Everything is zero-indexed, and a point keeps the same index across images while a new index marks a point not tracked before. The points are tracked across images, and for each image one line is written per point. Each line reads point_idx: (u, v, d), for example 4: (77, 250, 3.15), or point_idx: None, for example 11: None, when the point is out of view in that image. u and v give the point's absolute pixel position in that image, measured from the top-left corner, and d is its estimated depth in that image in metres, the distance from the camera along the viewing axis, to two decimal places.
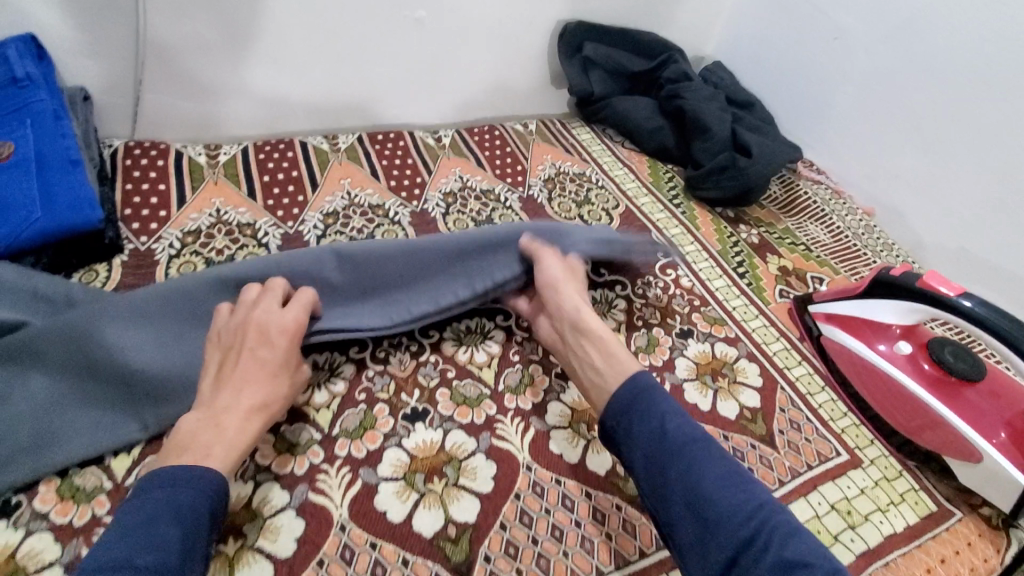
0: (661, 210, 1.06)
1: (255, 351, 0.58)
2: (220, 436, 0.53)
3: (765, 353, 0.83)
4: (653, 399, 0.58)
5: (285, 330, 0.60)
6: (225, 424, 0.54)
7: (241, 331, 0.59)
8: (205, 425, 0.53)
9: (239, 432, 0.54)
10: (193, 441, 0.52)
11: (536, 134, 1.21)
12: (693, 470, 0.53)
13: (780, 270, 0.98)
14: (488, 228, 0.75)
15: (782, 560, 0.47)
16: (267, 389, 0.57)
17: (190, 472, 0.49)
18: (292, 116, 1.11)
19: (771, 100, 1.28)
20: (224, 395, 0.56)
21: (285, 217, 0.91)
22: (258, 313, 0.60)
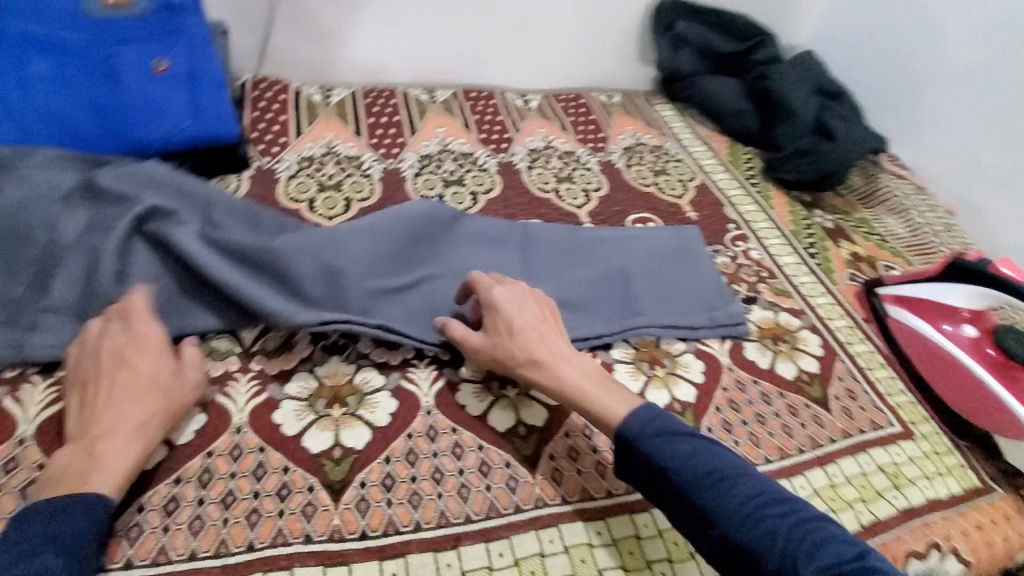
0: (737, 187, 1.09)
1: (114, 376, 0.55)
2: (96, 462, 0.51)
3: (828, 328, 0.85)
4: (651, 430, 0.56)
5: (145, 350, 0.57)
6: (98, 451, 0.51)
7: (101, 360, 0.56)
8: (76, 458, 0.51)
9: (117, 456, 0.51)
10: (67, 476, 0.50)
11: (619, 105, 1.25)
12: (710, 505, 0.52)
13: (852, 255, 0.99)
14: (567, 287, 0.78)
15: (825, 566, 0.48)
16: (135, 407, 0.54)
17: (72, 500, 0.48)
18: (395, 67, 1.19)
19: (860, 92, 1.27)
20: (91, 422, 0.53)
21: (388, 155, 1.00)
22: (110, 339, 0.57)
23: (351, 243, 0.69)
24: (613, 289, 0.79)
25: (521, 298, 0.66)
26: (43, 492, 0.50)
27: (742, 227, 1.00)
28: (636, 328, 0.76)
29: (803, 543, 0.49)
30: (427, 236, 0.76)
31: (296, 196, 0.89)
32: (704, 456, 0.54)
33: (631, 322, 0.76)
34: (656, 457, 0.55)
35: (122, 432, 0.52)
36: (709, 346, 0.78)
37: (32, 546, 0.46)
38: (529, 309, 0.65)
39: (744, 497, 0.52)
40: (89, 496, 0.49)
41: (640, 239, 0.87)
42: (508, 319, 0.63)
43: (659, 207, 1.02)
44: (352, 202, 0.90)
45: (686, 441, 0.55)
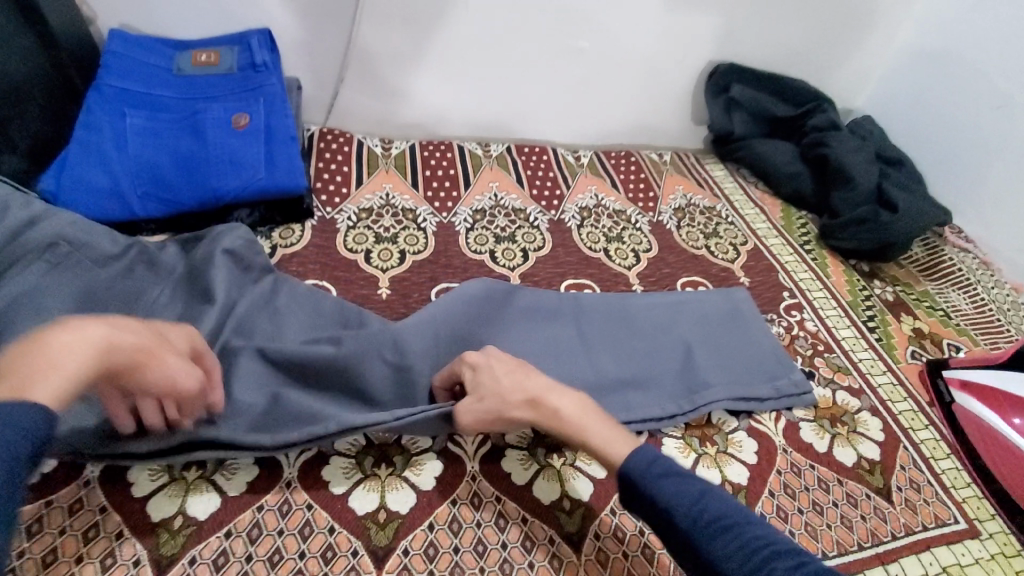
0: (790, 253, 1.07)
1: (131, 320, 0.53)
2: (46, 360, 0.43)
3: (890, 410, 0.81)
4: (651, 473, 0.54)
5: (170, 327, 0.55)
6: (54, 349, 0.44)
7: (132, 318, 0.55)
8: (30, 349, 0.44)
9: (71, 358, 0.44)
10: (13, 366, 0.42)
11: (670, 164, 1.26)
12: (714, 554, 0.49)
13: (914, 331, 0.94)
14: (626, 364, 0.77)
15: None
16: (125, 334, 0.49)
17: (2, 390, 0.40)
18: (452, 121, 1.24)
19: (920, 159, 1.23)
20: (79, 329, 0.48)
21: (441, 209, 1.03)
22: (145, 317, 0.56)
23: (416, 331, 0.70)
24: (668, 364, 0.78)
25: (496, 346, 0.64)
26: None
27: (797, 296, 0.98)
28: (706, 412, 0.74)
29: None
30: (485, 317, 0.77)
31: (354, 246, 0.92)
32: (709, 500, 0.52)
33: (700, 403, 0.74)
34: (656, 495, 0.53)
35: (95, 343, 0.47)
36: (762, 423, 0.76)
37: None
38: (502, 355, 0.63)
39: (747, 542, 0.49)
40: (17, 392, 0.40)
41: (692, 304, 0.87)
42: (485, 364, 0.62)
43: (709, 271, 1.01)
44: (405, 254, 0.93)
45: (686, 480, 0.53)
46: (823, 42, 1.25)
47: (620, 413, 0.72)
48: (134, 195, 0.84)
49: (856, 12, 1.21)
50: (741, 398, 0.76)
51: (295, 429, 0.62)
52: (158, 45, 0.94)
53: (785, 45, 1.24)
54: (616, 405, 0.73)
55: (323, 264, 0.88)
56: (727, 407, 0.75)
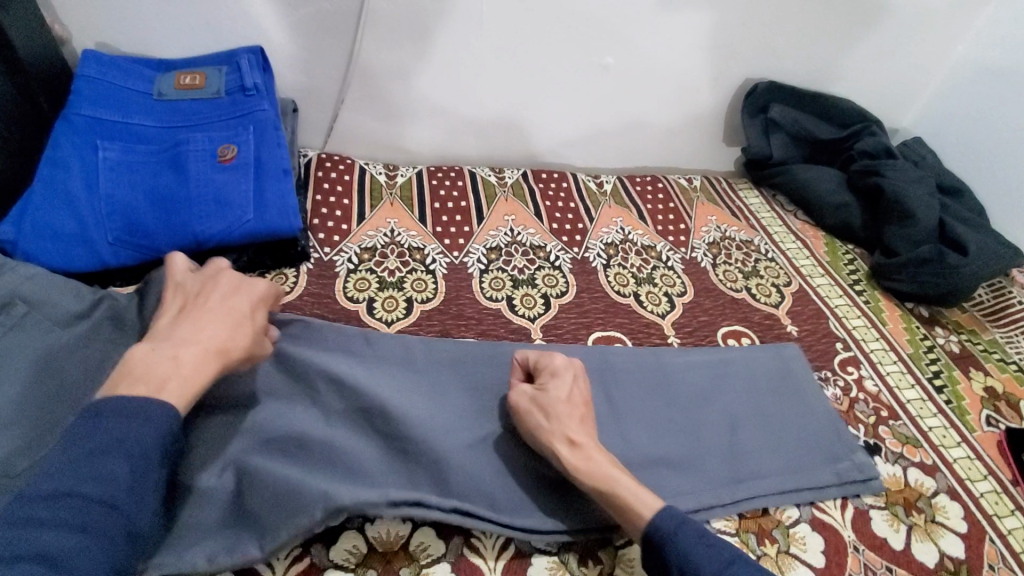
0: (839, 295, 0.96)
1: (215, 302, 0.57)
2: (177, 370, 0.50)
3: (970, 493, 0.70)
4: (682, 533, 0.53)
5: (257, 293, 0.60)
6: (183, 359, 0.51)
7: (214, 285, 0.59)
8: (161, 357, 0.51)
9: (194, 371, 0.51)
10: (147, 372, 0.49)
11: (700, 190, 1.15)
12: None
13: (986, 390, 0.84)
14: (665, 441, 0.67)
15: None
16: (226, 333, 0.55)
17: (144, 399, 0.47)
18: (464, 143, 1.14)
19: (977, 188, 1.13)
20: (183, 328, 0.54)
21: (452, 246, 0.93)
22: (226, 274, 0.61)
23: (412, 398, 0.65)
24: (715, 442, 0.68)
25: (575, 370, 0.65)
26: (115, 389, 0.48)
27: (851, 347, 0.87)
28: (754, 503, 0.64)
29: None
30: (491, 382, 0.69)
31: (354, 294, 0.82)
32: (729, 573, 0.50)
33: (749, 493, 0.64)
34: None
35: (206, 350, 0.53)
36: (827, 514, 0.65)
37: (96, 445, 0.44)
38: (578, 387, 0.63)
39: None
40: (157, 402, 0.48)
41: (736, 363, 0.76)
42: (546, 390, 0.62)
43: (751, 318, 0.90)
44: (412, 303, 0.83)
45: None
46: (870, 57, 1.14)
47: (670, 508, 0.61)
48: (105, 241, 0.75)
49: (908, 26, 1.11)
50: (795, 485, 0.66)
51: (279, 532, 0.53)
52: (136, 66, 0.84)
53: (829, 60, 1.13)
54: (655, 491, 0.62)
55: (319, 316, 0.78)
56: (772, 502, 0.64)
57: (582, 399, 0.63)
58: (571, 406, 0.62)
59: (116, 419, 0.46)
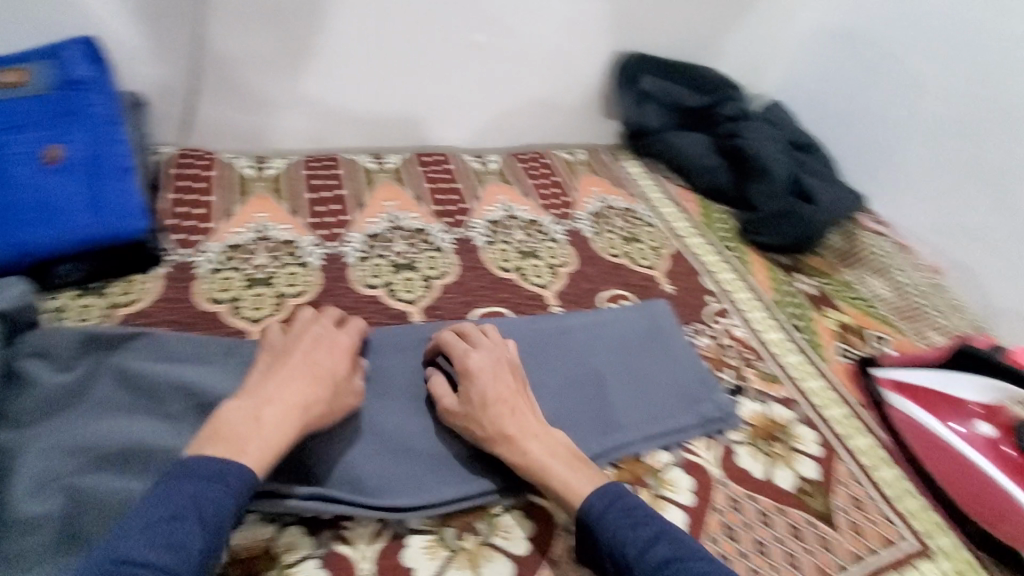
0: (712, 252, 1.02)
1: (307, 358, 0.60)
2: (259, 431, 0.53)
3: (824, 419, 0.77)
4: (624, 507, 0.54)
5: (340, 350, 0.63)
6: (265, 419, 0.54)
7: (297, 340, 0.62)
8: (246, 417, 0.53)
9: (276, 430, 0.53)
10: (233, 434, 0.52)
11: (584, 164, 1.18)
12: None
13: (839, 326, 0.91)
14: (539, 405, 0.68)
15: None
16: (310, 389, 0.57)
17: (224, 461, 0.50)
18: (341, 131, 1.09)
19: (831, 143, 1.21)
20: (273, 384, 0.57)
21: (328, 236, 0.90)
22: (309, 330, 0.63)
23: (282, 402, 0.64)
24: (587, 399, 0.70)
25: (496, 362, 0.63)
26: (203, 446, 0.51)
27: (722, 300, 0.92)
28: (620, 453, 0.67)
29: None
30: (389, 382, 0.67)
31: (217, 294, 0.79)
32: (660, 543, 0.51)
33: (616, 444, 0.67)
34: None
35: (289, 406, 0.55)
36: (697, 454, 0.69)
37: (176, 508, 0.47)
38: (501, 381, 0.62)
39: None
40: (243, 461, 0.50)
41: (611, 325, 0.80)
42: (476, 389, 0.61)
43: (631, 281, 0.93)
44: (283, 299, 0.79)
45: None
46: (728, 26, 1.20)
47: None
48: None
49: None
50: (659, 431, 0.69)
51: None
52: None
53: (691, 31, 1.19)
54: None
55: (177, 323, 0.74)
56: (637, 449, 0.67)
57: (511, 386, 0.62)
58: (500, 401, 0.60)
59: (191, 481, 0.48)
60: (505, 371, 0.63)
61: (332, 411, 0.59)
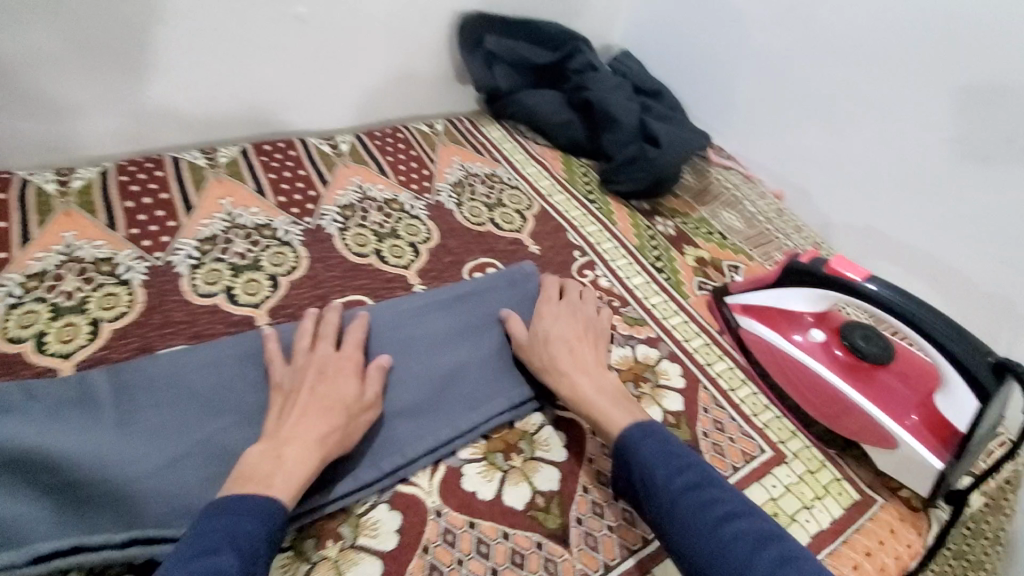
0: (576, 207, 1.02)
1: (316, 387, 0.58)
2: (282, 466, 0.52)
3: (686, 351, 0.80)
4: (654, 440, 0.60)
5: (347, 374, 0.60)
6: (287, 455, 0.53)
7: (302, 372, 0.60)
8: (267, 457, 0.53)
9: (299, 463, 0.53)
10: (255, 473, 0.51)
11: (443, 134, 1.13)
12: (729, 547, 0.52)
13: (697, 261, 0.96)
14: (404, 391, 0.64)
15: (761, 545, 0.52)
16: (330, 422, 0.56)
17: (258, 500, 0.49)
18: (165, 128, 0.99)
19: (678, 85, 1.24)
20: (288, 424, 0.55)
21: (153, 247, 0.80)
22: (321, 352, 0.62)
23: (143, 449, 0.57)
24: (453, 376, 0.68)
25: (564, 316, 0.74)
26: (231, 490, 0.50)
27: (588, 253, 0.93)
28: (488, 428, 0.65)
29: (755, 528, 0.54)
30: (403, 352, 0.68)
31: (17, 333, 0.68)
32: (689, 468, 0.58)
33: (484, 420, 0.65)
34: (696, 523, 0.54)
35: (309, 440, 0.54)
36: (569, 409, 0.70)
37: (212, 543, 0.46)
38: (568, 326, 0.72)
39: (784, 568, 0.51)
40: (271, 498, 0.50)
41: (479, 294, 0.76)
42: (544, 328, 0.71)
43: (496, 247, 0.92)
44: (100, 324, 0.71)
45: (720, 504, 0.55)
46: None
47: (397, 457, 0.60)
48: None
49: None
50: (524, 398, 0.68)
51: None
52: None
53: None
54: (392, 446, 0.60)
55: None
56: (505, 419, 0.67)
57: (575, 332, 0.72)
58: (563, 340, 0.70)
59: (229, 514, 0.48)
60: (579, 323, 0.73)
61: (355, 432, 0.58)
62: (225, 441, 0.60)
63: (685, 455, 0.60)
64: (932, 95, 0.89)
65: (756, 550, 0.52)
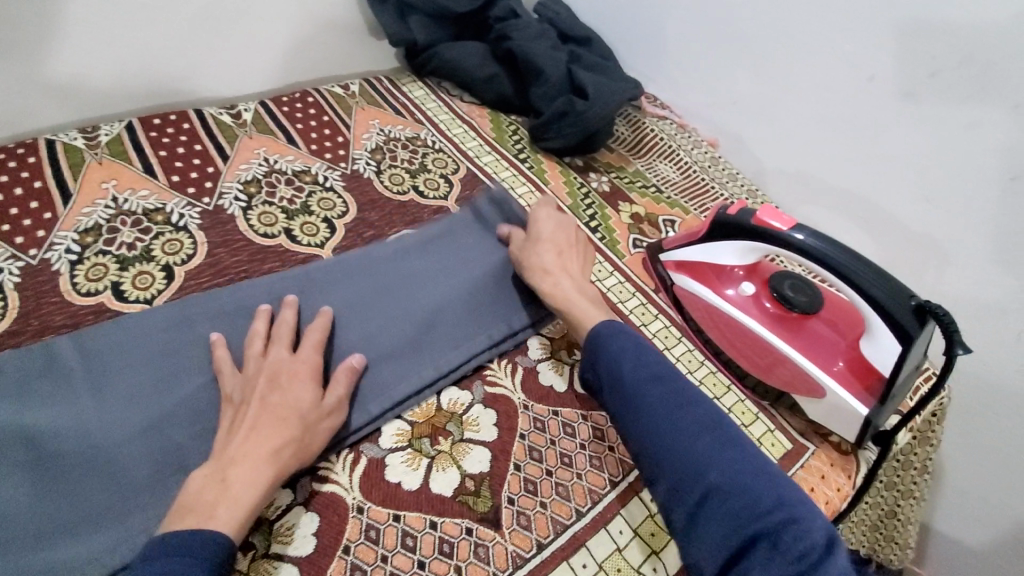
0: (506, 168, 0.97)
1: (267, 398, 0.54)
2: (226, 493, 0.48)
3: (621, 313, 0.78)
4: (624, 337, 0.60)
5: (303, 381, 0.56)
6: (231, 478, 0.49)
7: (252, 381, 0.56)
8: (210, 482, 0.49)
9: (247, 486, 0.49)
10: (199, 502, 0.48)
11: (359, 96, 1.04)
12: (680, 431, 0.52)
13: (632, 217, 0.93)
14: (384, 338, 0.65)
15: (714, 431, 0.52)
16: (280, 434, 0.52)
17: (197, 536, 0.45)
18: (29, 105, 0.86)
19: (609, 28, 1.18)
20: (234, 443, 0.51)
21: (26, 244, 0.71)
22: (275, 357, 0.57)
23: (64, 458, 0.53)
24: (432, 319, 0.68)
25: (556, 223, 0.75)
26: (172, 523, 0.47)
27: None
28: (473, 360, 0.67)
29: (711, 419, 0.54)
30: (382, 293, 0.69)
31: None
32: (658, 361, 0.58)
33: (466, 353, 0.67)
34: (652, 407, 0.54)
35: (257, 456, 0.50)
36: (499, 385, 0.66)
37: None
38: (558, 232, 0.74)
39: (729, 451, 0.51)
40: (215, 530, 0.46)
41: (438, 235, 0.77)
42: (537, 229, 0.74)
43: (421, 217, 0.86)
44: None
45: (678, 391, 0.55)
46: None
47: (385, 399, 0.61)
48: None
49: None
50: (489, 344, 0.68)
51: None
52: None
53: None
54: (379, 389, 0.62)
55: None
56: (488, 349, 0.68)
57: (568, 236, 0.74)
58: (552, 244, 0.72)
59: (168, 555, 0.44)
60: (570, 231, 0.75)
61: (314, 441, 0.54)
62: (118, 459, 0.53)
63: (655, 352, 0.59)
64: (867, 31, 0.85)
65: (706, 435, 0.52)
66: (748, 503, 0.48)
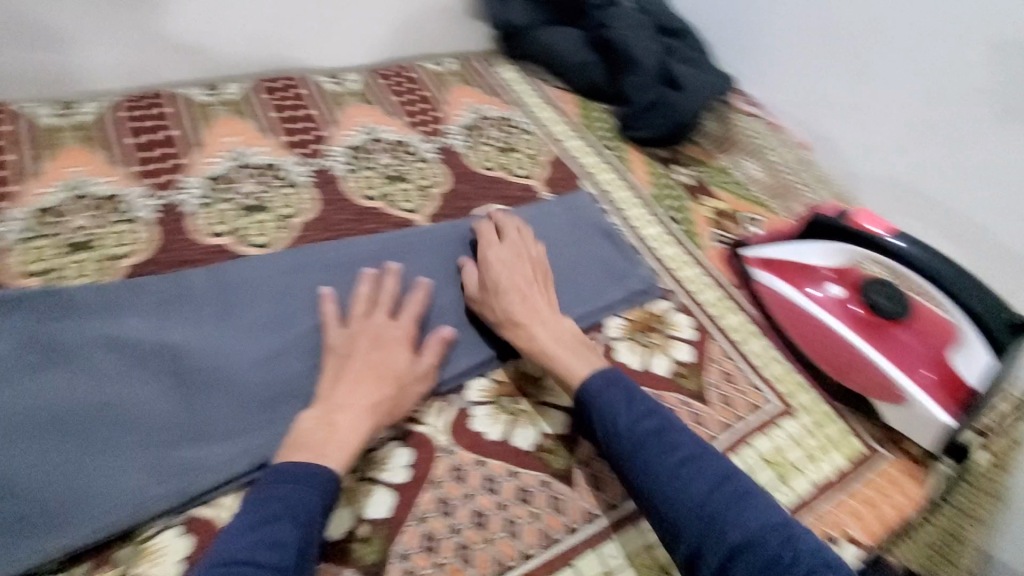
0: (591, 154, 0.99)
1: (370, 354, 0.59)
2: (333, 436, 0.54)
3: (697, 304, 0.79)
4: (619, 386, 0.60)
5: (397, 346, 0.61)
6: (338, 424, 0.55)
7: (354, 339, 0.61)
8: (320, 424, 0.55)
9: (352, 430, 0.54)
10: (309, 441, 0.53)
11: (455, 74, 1.08)
12: (689, 488, 0.53)
13: (714, 212, 0.93)
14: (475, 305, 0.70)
15: (719, 483, 0.54)
16: (377, 391, 0.57)
17: (313, 469, 0.51)
18: (163, 63, 0.96)
19: (705, 23, 1.17)
20: (337, 395, 0.57)
21: (162, 185, 0.79)
22: (376, 317, 0.62)
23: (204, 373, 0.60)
24: None
25: (511, 257, 0.69)
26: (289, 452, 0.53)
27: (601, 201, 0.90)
28: None
29: (715, 472, 0.55)
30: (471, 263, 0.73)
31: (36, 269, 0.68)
32: (650, 414, 0.58)
33: None
34: (657, 465, 0.55)
35: (359, 407, 0.56)
36: None
37: (270, 511, 0.49)
38: (521, 271, 0.68)
39: (739, 504, 0.52)
40: (325, 467, 0.52)
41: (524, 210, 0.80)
42: (493, 278, 0.67)
43: (509, 194, 0.89)
44: (112, 262, 0.70)
45: (677, 449, 0.56)
46: None
47: (473, 358, 0.66)
48: None
49: None
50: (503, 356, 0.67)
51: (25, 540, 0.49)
52: None
53: None
54: (468, 350, 0.66)
55: None
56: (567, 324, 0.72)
57: (524, 278, 0.68)
58: (514, 291, 0.66)
59: (283, 483, 0.50)
60: (527, 265, 0.69)
61: (405, 400, 0.59)
62: (241, 381, 0.60)
63: (648, 401, 0.60)
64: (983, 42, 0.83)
65: (711, 490, 0.53)
66: (766, 557, 0.50)
